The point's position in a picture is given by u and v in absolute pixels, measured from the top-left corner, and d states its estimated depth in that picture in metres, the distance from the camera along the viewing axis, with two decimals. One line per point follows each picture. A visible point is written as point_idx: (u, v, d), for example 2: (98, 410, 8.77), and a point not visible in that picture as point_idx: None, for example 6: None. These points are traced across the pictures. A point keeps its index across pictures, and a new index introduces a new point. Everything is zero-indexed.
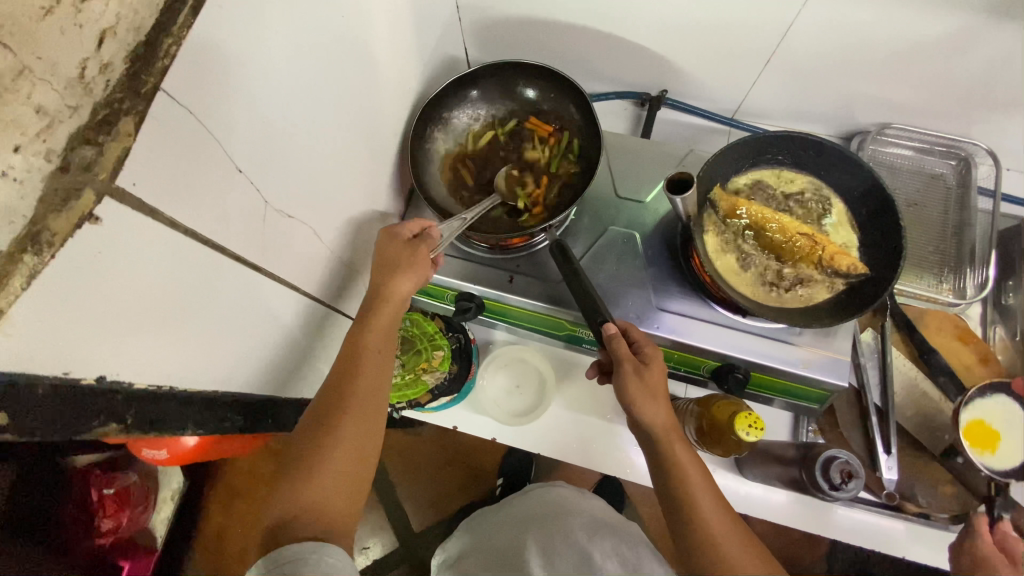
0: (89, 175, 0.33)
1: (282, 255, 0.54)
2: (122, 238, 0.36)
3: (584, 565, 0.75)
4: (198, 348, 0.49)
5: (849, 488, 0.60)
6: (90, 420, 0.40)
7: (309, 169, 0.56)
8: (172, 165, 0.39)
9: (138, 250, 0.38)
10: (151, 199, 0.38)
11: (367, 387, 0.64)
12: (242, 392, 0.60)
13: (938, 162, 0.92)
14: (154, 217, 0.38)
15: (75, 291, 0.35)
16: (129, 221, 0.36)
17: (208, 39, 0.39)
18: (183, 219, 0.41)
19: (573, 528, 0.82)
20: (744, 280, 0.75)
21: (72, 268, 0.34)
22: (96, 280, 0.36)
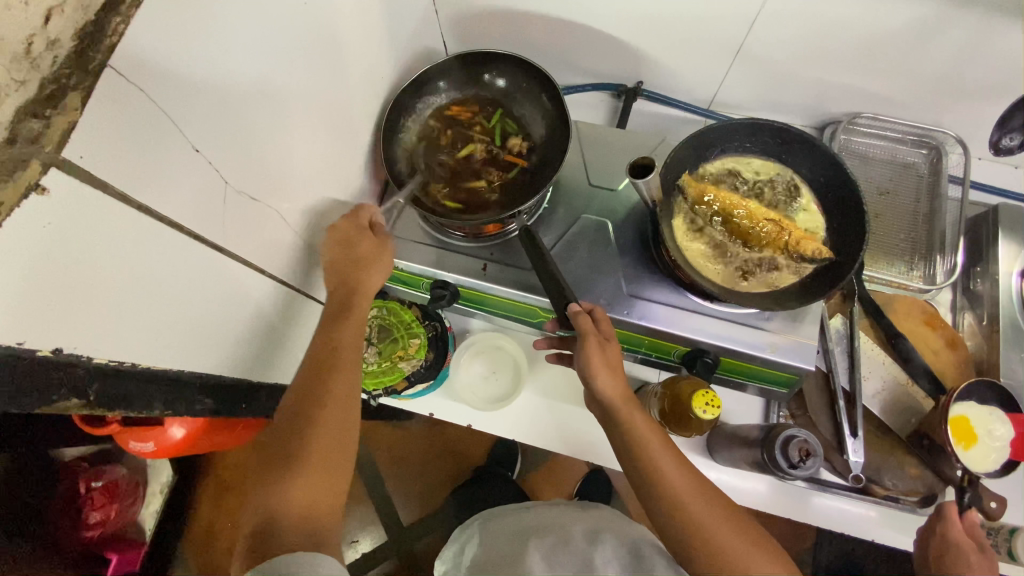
0: (36, 147, 0.34)
1: (245, 236, 0.56)
2: (75, 211, 0.37)
3: (586, 569, 0.72)
4: (161, 327, 0.50)
5: (807, 466, 0.60)
6: (52, 394, 0.43)
7: (273, 152, 0.57)
8: (125, 141, 0.40)
9: (93, 224, 0.39)
10: (102, 174, 0.38)
11: (340, 382, 0.64)
12: (211, 373, 0.61)
13: (910, 152, 0.94)
14: (105, 191, 0.39)
15: (25, 260, 0.36)
16: (81, 194, 0.37)
17: (159, 18, 0.40)
18: (137, 195, 0.42)
19: (576, 534, 0.79)
20: (712, 265, 0.76)
21: (23, 238, 0.35)
22: (50, 251, 0.37)
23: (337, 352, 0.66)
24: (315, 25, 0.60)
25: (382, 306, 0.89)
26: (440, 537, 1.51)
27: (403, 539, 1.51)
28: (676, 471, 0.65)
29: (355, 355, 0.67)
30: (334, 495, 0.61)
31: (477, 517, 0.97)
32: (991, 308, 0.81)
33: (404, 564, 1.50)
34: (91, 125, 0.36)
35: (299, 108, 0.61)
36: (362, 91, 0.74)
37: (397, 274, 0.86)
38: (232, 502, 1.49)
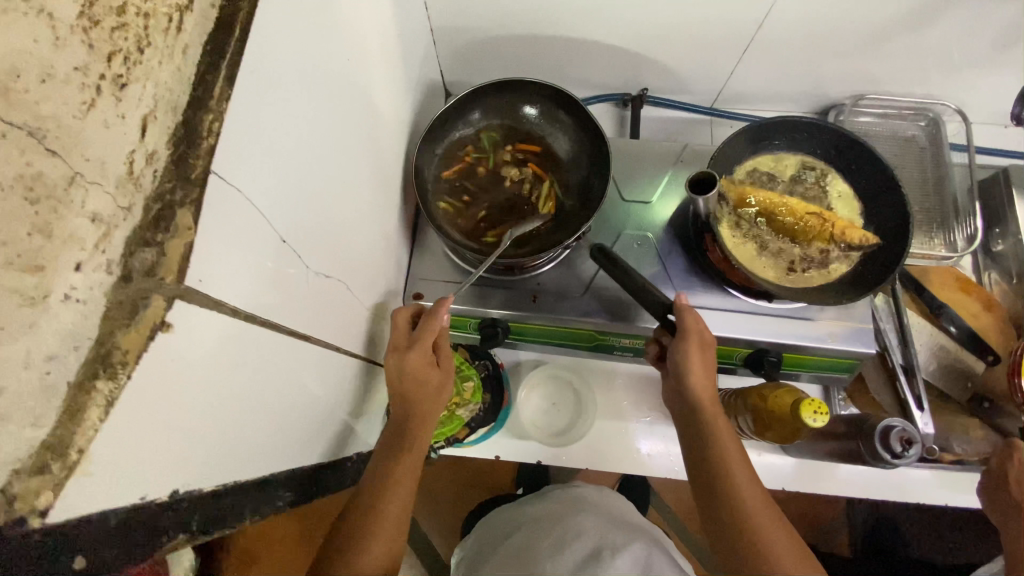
0: (154, 280, 0.29)
1: (317, 315, 0.52)
2: (195, 338, 0.33)
3: (592, 561, 0.68)
4: (254, 433, 0.45)
5: (910, 454, 0.63)
6: (161, 538, 0.36)
7: (332, 223, 0.54)
8: (230, 250, 0.35)
9: (204, 349, 0.34)
10: (215, 291, 0.34)
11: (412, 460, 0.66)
12: (290, 465, 0.56)
13: (909, 126, 0.97)
14: (219, 310, 0.35)
15: (150, 407, 0.31)
16: (197, 319, 0.33)
17: (246, 108, 0.36)
18: (242, 304, 0.38)
19: (588, 528, 0.75)
20: (765, 265, 0.76)
21: (147, 385, 0.30)
22: (168, 392, 0.32)
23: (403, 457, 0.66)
24: (354, 80, 0.57)
25: None
26: None
27: None
28: (749, 479, 0.61)
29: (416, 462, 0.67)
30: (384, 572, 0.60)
31: (493, 520, 0.93)
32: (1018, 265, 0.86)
33: None
34: (201, 240, 0.32)
35: (348, 171, 0.57)
36: (388, 138, 0.71)
37: None
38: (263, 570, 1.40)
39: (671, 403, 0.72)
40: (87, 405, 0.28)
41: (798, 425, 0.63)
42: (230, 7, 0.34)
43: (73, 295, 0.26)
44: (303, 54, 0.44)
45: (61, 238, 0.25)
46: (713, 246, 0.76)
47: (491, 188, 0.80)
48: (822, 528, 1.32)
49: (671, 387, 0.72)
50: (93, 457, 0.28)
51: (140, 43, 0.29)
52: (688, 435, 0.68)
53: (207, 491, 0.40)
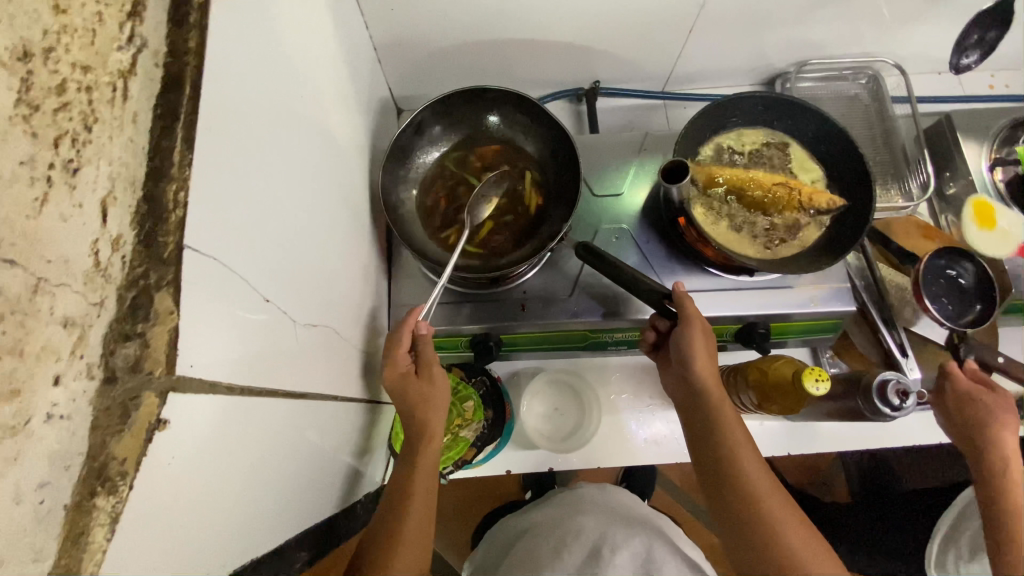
0: (142, 377, 0.27)
1: (310, 367, 0.50)
2: (197, 424, 0.31)
3: (592, 562, 0.68)
4: (261, 505, 0.42)
5: (909, 404, 0.65)
6: None
7: (311, 265, 0.51)
8: (217, 324, 0.33)
9: (202, 435, 0.32)
10: (208, 373, 0.32)
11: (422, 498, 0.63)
12: (304, 525, 0.53)
13: (852, 85, 1.00)
14: (215, 391, 0.33)
15: (154, 513, 0.29)
16: (193, 408, 0.31)
17: (212, 171, 0.33)
18: (237, 379, 0.35)
19: (589, 527, 0.74)
20: (742, 241, 0.77)
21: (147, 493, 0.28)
22: (168, 495, 0.30)
23: (415, 484, 0.63)
24: (310, 116, 0.54)
25: None
26: None
27: None
28: (757, 455, 0.62)
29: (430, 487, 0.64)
30: None
31: (497, 528, 0.90)
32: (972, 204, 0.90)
33: None
34: (185, 320, 0.30)
35: (317, 210, 0.55)
36: (351, 167, 0.68)
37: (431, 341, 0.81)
38: None
39: (676, 392, 0.73)
40: (91, 524, 0.26)
41: (799, 393, 0.64)
42: (177, 62, 0.31)
43: (55, 412, 0.25)
44: (257, 98, 0.42)
45: (35, 353, 0.24)
46: (689, 229, 0.77)
47: (463, 203, 0.79)
48: (822, 479, 1.37)
49: (675, 374, 0.72)
50: None
51: (86, 121, 0.27)
52: (692, 418, 0.68)
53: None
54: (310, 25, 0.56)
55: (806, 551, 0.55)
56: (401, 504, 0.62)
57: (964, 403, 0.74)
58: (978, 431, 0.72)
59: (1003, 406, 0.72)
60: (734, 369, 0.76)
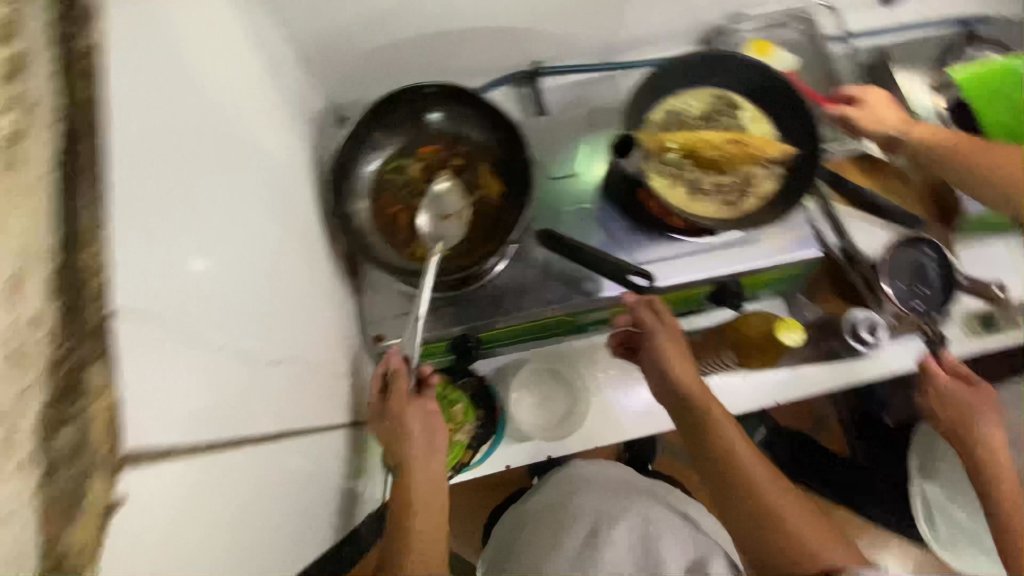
0: (88, 461, 0.26)
1: (276, 407, 0.49)
2: (158, 496, 0.32)
3: (594, 539, 0.68)
4: (229, 558, 0.42)
5: None
6: None
7: (266, 300, 0.50)
8: (159, 387, 0.33)
9: (163, 504, 0.32)
10: (159, 440, 0.32)
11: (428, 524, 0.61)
12: (284, 569, 0.53)
13: (788, 30, 1.00)
14: (171, 458, 0.33)
15: None
16: (151, 481, 0.31)
17: (133, 232, 0.33)
18: (191, 441, 0.35)
19: (587, 513, 0.73)
20: (701, 203, 0.78)
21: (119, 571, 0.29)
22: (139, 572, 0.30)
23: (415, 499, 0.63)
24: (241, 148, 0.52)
25: None
26: None
27: None
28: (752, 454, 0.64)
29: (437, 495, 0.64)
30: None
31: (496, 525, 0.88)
32: None
33: None
34: (122, 392, 0.29)
35: (267, 243, 0.53)
36: (298, 190, 0.66)
37: None
38: None
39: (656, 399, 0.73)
40: None
41: (777, 346, 0.65)
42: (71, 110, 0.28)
43: None
44: (183, 142, 0.40)
45: None
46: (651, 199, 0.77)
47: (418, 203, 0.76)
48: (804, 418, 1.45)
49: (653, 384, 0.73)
50: None
51: None
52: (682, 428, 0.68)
53: None
54: (224, 47, 0.53)
55: (813, 539, 0.59)
56: (399, 521, 0.61)
57: (948, 399, 0.76)
58: (965, 432, 0.74)
59: (984, 401, 0.74)
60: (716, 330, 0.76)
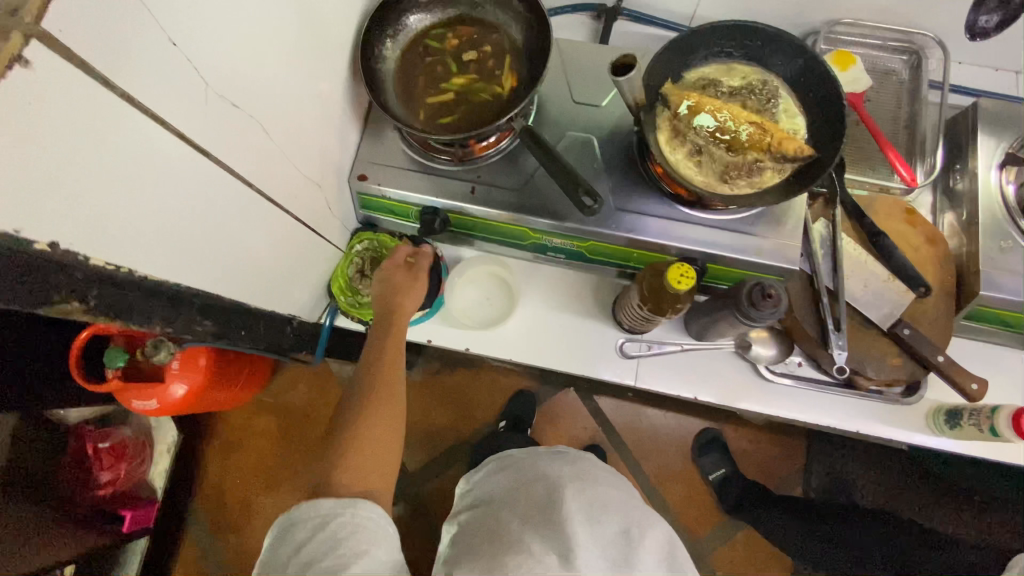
0: (15, 19, 0.34)
1: (232, 147, 0.57)
2: (79, 105, 0.39)
3: (624, 552, 0.85)
4: (148, 234, 0.51)
5: (768, 310, 0.62)
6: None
7: (271, 91, 0.61)
8: (117, 39, 0.40)
9: (78, 130, 0.40)
10: (107, 73, 0.41)
11: (357, 450, 0.68)
12: (207, 293, 0.64)
13: (891, 59, 0.95)
14: (109, 88, 0.41)
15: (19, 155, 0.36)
16: (75, 86, 0.39)
17: None
18: (138, 95, 0.44)
19: (619, 510, 0.91)
20: (698, 170, 0.76)
21: (32, 132, 0.37)
22: (38, 147, 0.37)
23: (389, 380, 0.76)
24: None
25: (374, 238, 0.90)
26: (447, 480, 1.55)
27: (407, 482, 1.55)
28: None
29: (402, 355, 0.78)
30: (376, 465, 0.68)
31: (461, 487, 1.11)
32: (970, 204, 0.83)
33: (412, 507, 1.53)
34: (69, 4, 0.36)
35: (286, 39, 0.61)
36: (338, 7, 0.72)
37: (385, 203, 0.88)
38: (241, 460, 1.60)
39: None
40: None
41: (673, 295, 0.63)
42: None
43: None
44: None
45: None
46: (659, 166, 0.77)
47: (466, 81, 0.82)
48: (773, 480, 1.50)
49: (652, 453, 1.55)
50: None
51: None
52: None
53: (47, 251, 0.42)
54: None
55: None
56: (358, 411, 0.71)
57: None
58: None
59: None
60: (641, 309, 0.76)
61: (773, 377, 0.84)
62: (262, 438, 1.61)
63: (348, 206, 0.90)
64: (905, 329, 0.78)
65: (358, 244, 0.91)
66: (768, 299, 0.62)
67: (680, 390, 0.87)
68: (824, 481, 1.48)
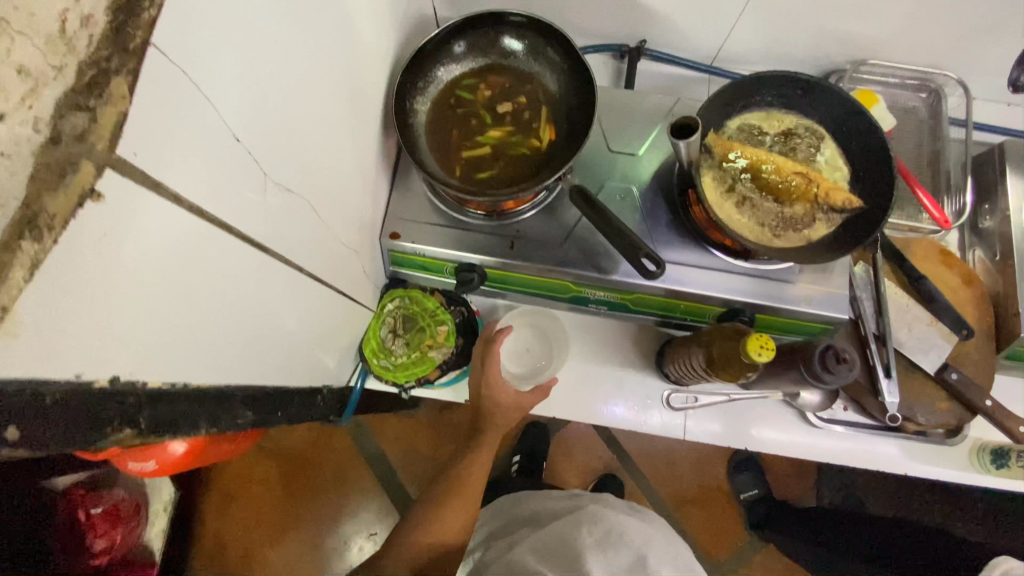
0: (85, 146, 0.29)
1: (284, 234, 0.53)
2: (149, 228, 0.34)
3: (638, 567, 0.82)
4: (202, 342, 0.46)
5: (841, 373, 0.62)
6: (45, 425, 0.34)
7: (316, 166, 0.56)
8: (187, 149, 0.36)
9: (147, 256, 0.35)
10: (177, 187, 0.36)
11: (448, 515, 0.85)
12: (250, 386, 0.59)
13: (911, 97, 0.96)
14: (178, 204, 0.36)
15: (83, 295, 0.31)
16: (147, 210, 0.34)
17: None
18: (204, 205, 0.39)
19: (636, 533, 0.89)
20: (746, 222, 0.75)
21: (99, 270, 0.32)
22: (105, 283, 0.33)
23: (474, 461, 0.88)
24: (333, 9, 0.53)
25: (405, 295, 0.87)
26: None
27: None
28: None
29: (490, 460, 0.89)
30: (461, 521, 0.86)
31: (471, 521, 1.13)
32: (1002, 243, 0.85)
33: None
34: (140, 120, 0.31)
35: (326, 111, 0.57)
36: (373, 65, 0.67)
37: (417, 260, 0.83)
38: (242, 512, 1.51)
39: None
40: (8, 263, 0.28)
41: (745, 363, 0.62)
42: None
43: None
44: None
45: None
46: (706, 219, 0.76)
47: (503, 133, 0.78)
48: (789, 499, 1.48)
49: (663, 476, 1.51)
50: (17, 319, 0.28)
51: None
52: None
53: (104, 387, 0.37)
54: None
55: None
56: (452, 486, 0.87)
57: None
58: None
59: None
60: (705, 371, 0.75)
61: (825, 424, 0.84)
62: (264, 488, 1.53)
63: (377, 263, 0.85)
64: (952, 374, 0.79)
65: (389, 302, 0.86)
66: (843, 362, 0.62)
67: (719, 439, 0.86)
68: (837, 499, 1.47)
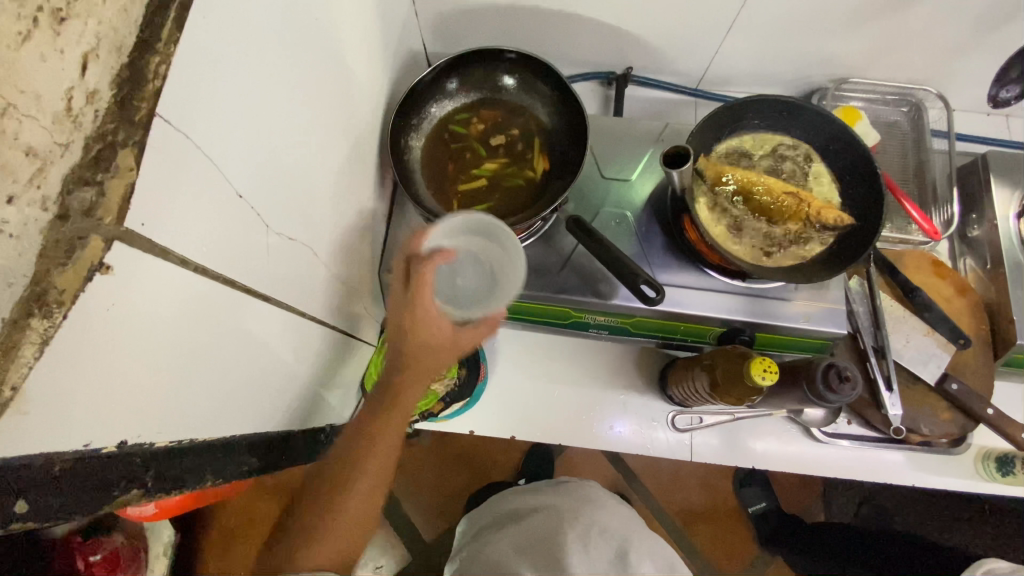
0: (93, 221, 0.29)
1: (287, 282, 0.53)
2: (157, 294, 0.34)
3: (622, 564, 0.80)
4: (208, 396, 0.46)
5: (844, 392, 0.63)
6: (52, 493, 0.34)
7: (316, 211, 0.57)
8: (193, 210, 0.36)
9: (156, 321, 0.35)
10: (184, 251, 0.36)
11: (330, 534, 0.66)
12: (254, 432, 0.58)
13: (892, 111, 0.98)
14: (185, 265, 0.36)
15: (93, 364, 0.32)
16: (155, 277, 0.34)
17: (216, 63, 0.36)
18: (210, 264, 0.39)
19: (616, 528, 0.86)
20: (741, 244, 0.76)
21: (107, 340, 0.32)
22: (114, 351, 0.33)
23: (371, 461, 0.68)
24: (327, 57, 0.54)
25: None
26: None
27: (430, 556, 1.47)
28: None
29: (389, 464, 0.69)
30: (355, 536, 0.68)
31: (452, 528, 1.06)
32: (992, 251, 0.86)
33: None
34: (147, 187, 0.31)
35: (324, 157, 0.58)
36: (367, 105, 0.68)
37: None
38: (242, 551, 1.47)
39: None
40: (19, 342, 0.28)
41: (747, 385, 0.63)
42: None
43: (4, 229, 0.26)
44: (285, 47, 0.45)
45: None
46: (701, 242, 0.76)
47: (498, 165, 0.79)
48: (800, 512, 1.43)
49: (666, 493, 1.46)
50: (29, 395, 0.29)
51: None
52: None
53: (112, 452, 0.37)
54: None
55: None
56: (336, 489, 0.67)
57: None
58: None
59: None
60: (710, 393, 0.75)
61: (831, 439, 0.84)
62: (265, 525, 1.49)
63: (376, 297, 0.85)
64: (952, 385, 0.80)
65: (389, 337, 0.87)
66: (845, 381, 0.63)
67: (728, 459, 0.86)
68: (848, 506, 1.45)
